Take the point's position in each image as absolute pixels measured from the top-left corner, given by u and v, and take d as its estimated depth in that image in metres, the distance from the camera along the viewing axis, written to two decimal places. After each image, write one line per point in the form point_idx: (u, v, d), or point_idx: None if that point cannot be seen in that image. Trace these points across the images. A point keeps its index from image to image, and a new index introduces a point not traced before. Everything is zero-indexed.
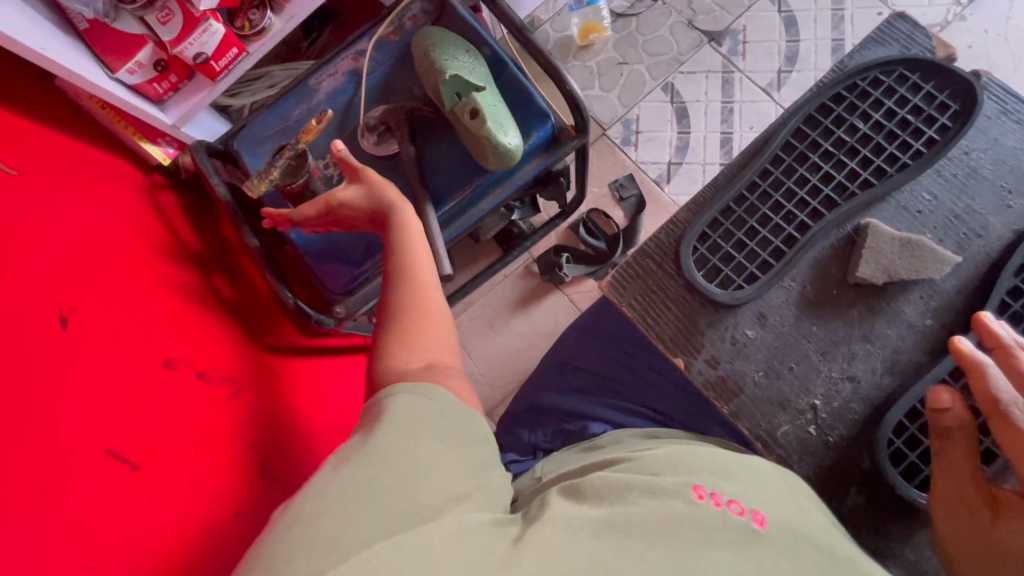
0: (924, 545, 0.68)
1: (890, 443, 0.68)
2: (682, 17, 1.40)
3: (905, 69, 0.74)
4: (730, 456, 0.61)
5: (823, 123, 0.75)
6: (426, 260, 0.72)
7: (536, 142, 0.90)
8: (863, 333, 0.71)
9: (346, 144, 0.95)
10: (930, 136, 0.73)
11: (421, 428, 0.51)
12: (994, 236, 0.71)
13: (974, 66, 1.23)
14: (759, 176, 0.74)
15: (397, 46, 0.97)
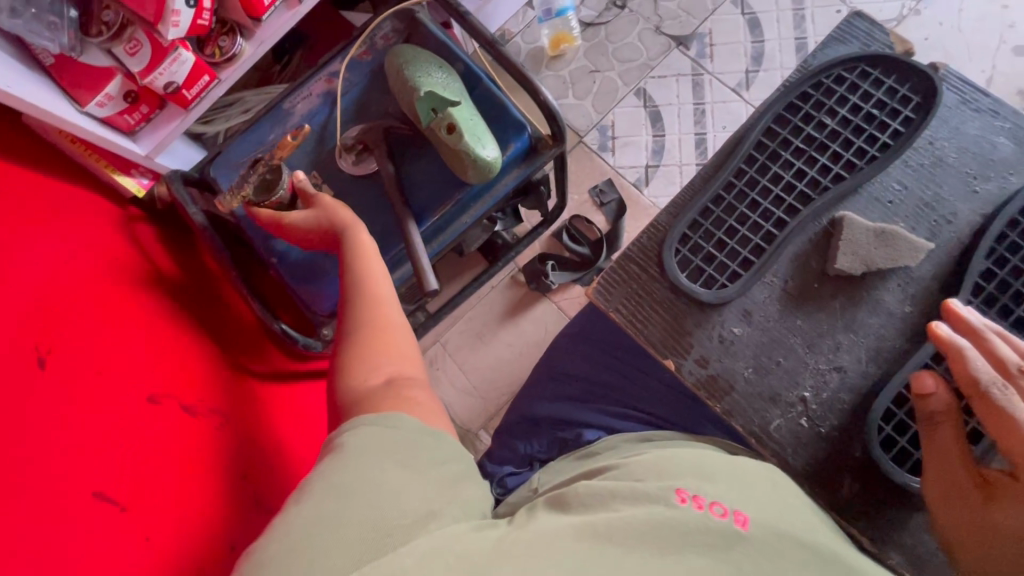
0: (922, 530, 0.67)
1: (879, 430, 0.68)
2: (650, 23, 1.43)
3: (868, 65, 0.77)
4: (716, 459, 0.62)
5: (791, 121, 0.77)
6: (380, 272, 0.72)
7: (515, 153, 0.91)
8: (846, 323, 0.72)
9: (324, 165, 0.94)
10: (895, 129, 0.75)
11: (391, 454, 0.51)
12: (964, 222, 0.73)
13: (931, 57, 1.27)
14: (734, 176, 0.76)
15: (370, 65, 0.98)
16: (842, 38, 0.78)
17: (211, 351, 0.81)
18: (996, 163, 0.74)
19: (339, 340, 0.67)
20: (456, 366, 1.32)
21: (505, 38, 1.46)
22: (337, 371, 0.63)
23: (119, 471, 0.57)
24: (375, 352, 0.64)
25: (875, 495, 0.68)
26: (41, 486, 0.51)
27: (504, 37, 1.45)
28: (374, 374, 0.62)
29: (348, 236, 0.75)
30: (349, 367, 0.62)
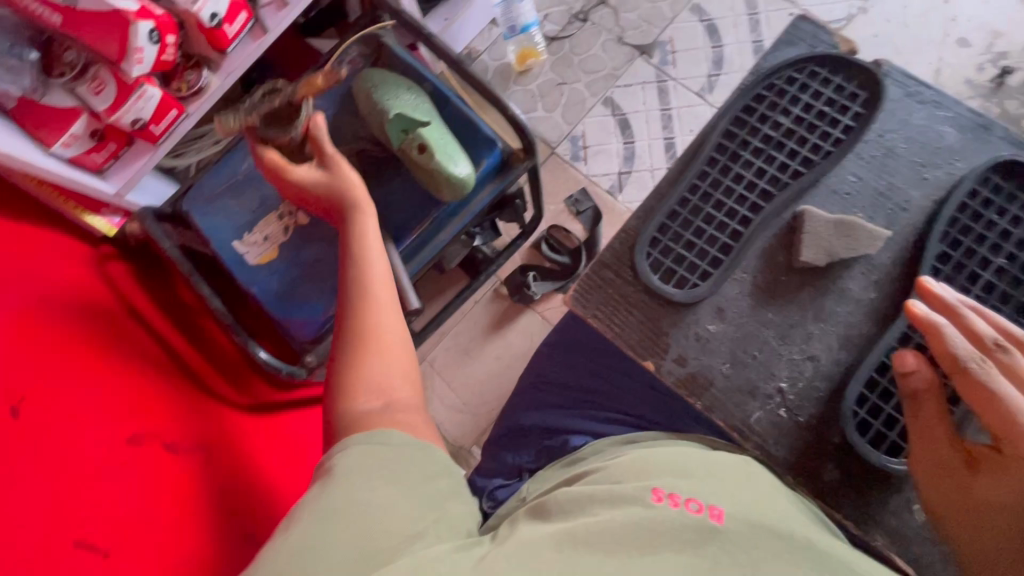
0: (903, 509, 0.66)
1: (855, 415, 0.67)
2: (612, 34, 1.47)
3: (815, 64, 0.74)
4: (691, 453, 0.62)
5: (749, 121, 0.74)
6: (381, 266, 0.68)
7: (487, 168, 0.92)
8: (815, 313, 0.71)
9: None
10: (846, 124, 0.72)
11: (380, 472, 0.52)
12: (918, 208, 0.71)
13: (882, 54, 1.33)
14: (697, 180, 0.73)
15: (340, 91, 0.99)
16: (790, 40, 0.76)
17: (191, 385, 0.81)
18: (946, 150, 0.72)
19: (339, 345, 0.63)
20: (445, 383, 1.32)
21: (473, 56, 1.48)
22: (331, 384, 0.61)
23: (101, 516, 0.56)
24: (375, 362, 0.61)
25: (857, 480, 0.67)
26: (18, 540, 0.51)
27: (472, 55, 1.48)
28: (376, 390, 0.59)
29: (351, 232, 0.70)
30: (344, 383, 0.60)
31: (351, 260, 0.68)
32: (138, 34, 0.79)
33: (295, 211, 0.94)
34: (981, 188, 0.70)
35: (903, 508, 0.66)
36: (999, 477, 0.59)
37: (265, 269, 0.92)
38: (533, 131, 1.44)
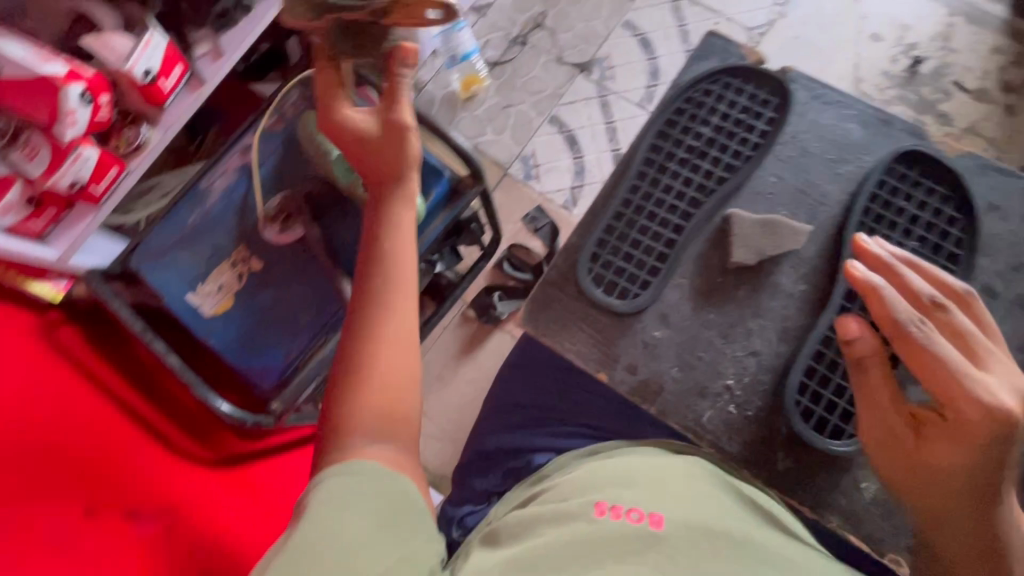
0: (852, 489, 0.68)
1: (799, 404, 0.67)
2: (551, 55, 1.51)
3: (726, 74, 0.74)
4: (636, 462, 0.66)
5: (671, 134, 0.73)
6: (406, 272, 0.63)
7: (437, 198, 0.93)
8: (753, 309, 0.71)
9: (251, 240, 0.95)
10: (762, 129, 0.73)
11: (353, 505, 0.54)
12: (835, 203, 0.72)
13: (803, 55, 1.41)
14: (628, 193, 0.72)
15: (283, 134, 0.98)
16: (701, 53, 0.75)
17: (150, 446, 0.78)
18: (852, 146, 0.74)
19: (351, 357, 0.60)
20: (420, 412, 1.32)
21: (418, 86, 1.50)
22: (337, 408, 0.59)
23: None
24: (380, 391, 0.58)
25: (807, 466, 0.67)
26: None
27: (416, 86, 1.50)
28: (375, 426, 0.58)
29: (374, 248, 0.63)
30: (349, 418, 0.58)
31: (375, 264, 0.63)
32: (69, 98, 0.79)
33: (247, 256, 0.94)
34: (887, 179, 0.71)
35: (852, 488, 0.68)
36: (939, 437, 0.60)
37: (221, 319, 0.91)
38: (484, 154, 1.46)
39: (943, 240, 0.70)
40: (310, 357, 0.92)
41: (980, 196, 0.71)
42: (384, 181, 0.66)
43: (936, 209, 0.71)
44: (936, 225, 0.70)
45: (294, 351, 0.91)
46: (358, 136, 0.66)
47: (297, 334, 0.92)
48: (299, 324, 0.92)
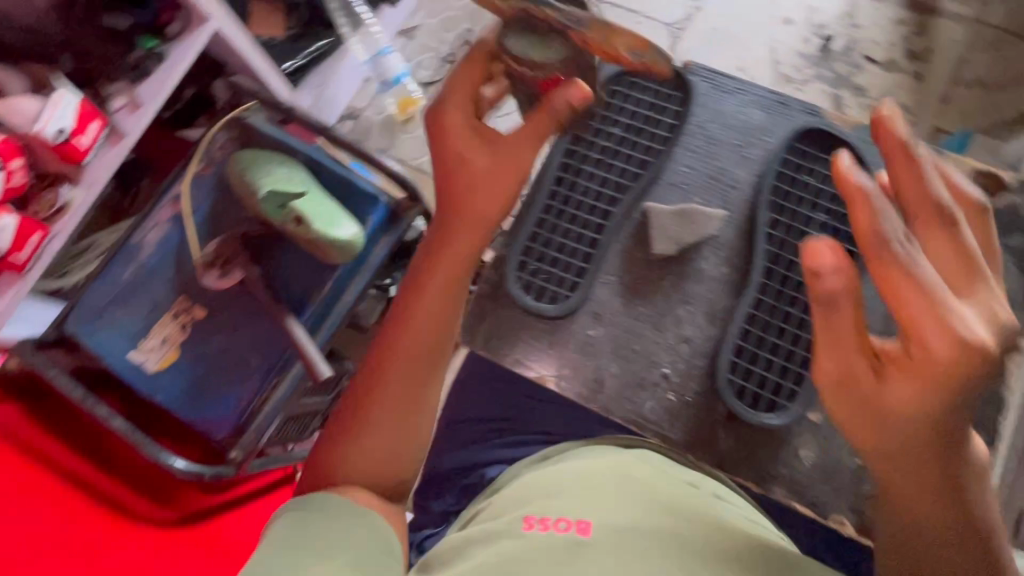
0: (792, 457, 0.65)
1: (732, 382, 0.67)
2: None
3: (630, 76, 0.76)
4: (623, 445, 0.60)
5: (583, 138, 0.75)
6: (443, 338, 0.59)
7: (375, 224, 0.93)
8: (681, 296, 0.71)
9: (191, 289, 0.93)
10: (669, 124, 0.76)
11: (303, 547, 0.50)
12: (746, 185, 0.74)
13: (723, 45, 1.47)
14: (549, 199, 0.73)
15: (213, 179, 0.97)
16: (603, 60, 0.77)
17: (94, 520, 0.73)
18: (753, 129, 0.76)
19: (360, 404, 0.58)
20: None
21: (355, 114, 1.51)
22: (342, 455, 0.58)
23: None
24: (383, 448, 0.58)
25: (747, 444, 0.65)
26: None
27: (353, 113, 1.51)
28: (370, 476, 0.58)
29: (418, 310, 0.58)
30: (356, 472, 0.57)
31: (411, 322, 0.58)
32: None
33: (188, 305, 0.92)
34: (790, 158, 0.73)
35: (793, 456, 0.65)
36: (919, 399, 0.40)
37: (167, 374, 0.89)
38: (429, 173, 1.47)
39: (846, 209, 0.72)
40: (263, 400, 0.90)
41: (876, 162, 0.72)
42: (454, 236, 0.57)
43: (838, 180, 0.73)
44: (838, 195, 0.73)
45: (246, 396, 0.90)
46: (463, 161, 0.54)
47: (247, 377, 0.90)
48: (249, 367, 0.91)
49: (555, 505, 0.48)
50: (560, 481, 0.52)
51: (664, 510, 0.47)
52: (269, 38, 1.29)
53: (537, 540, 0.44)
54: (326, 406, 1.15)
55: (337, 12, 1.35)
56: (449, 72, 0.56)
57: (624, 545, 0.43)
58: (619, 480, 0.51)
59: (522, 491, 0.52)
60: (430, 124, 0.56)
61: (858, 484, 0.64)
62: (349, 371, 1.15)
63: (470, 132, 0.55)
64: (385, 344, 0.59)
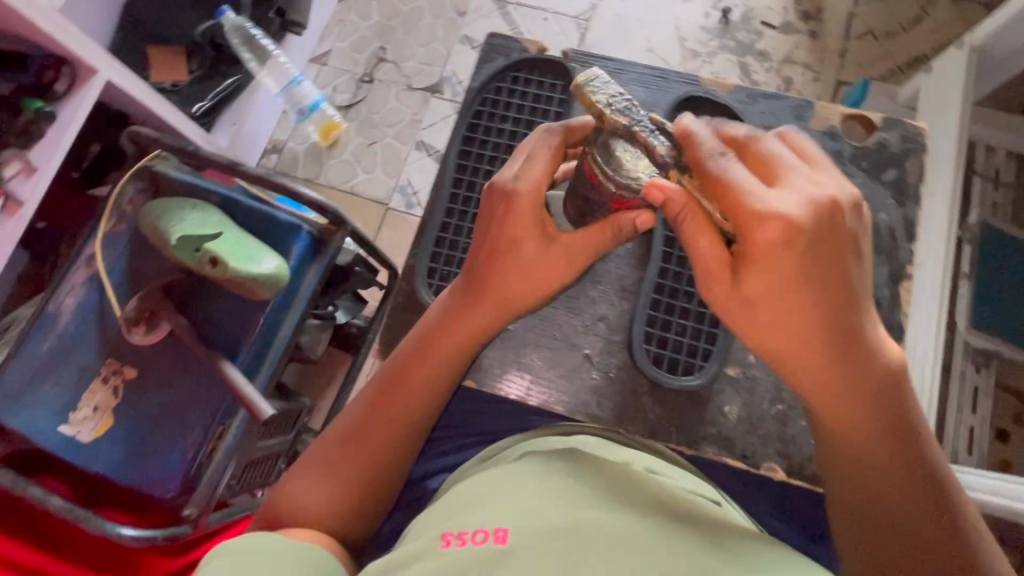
0: (720, 415, 0.66)
1: (648, 351, 0.68)
2: (401, 85, 1.53)
3: (513, 71, 0.75)
4: (559, 434, 0.59)
5: (475, 138, 0.73)
6: (426, 418, 0.62)
7: (300, 253, 0.92)
8: (592, 277, 0.71)
9: (117, 350, 0.90)
10: (557, 111, 0.74)
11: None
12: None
13: (630, 28, 1.51)
14: (450, 203, 0.71)
15: (128, 233, 0.94)
16: (484, 58, 0.76)
17: None
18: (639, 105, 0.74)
19: (349, 448, 0.60)
20: None
21: (278, 147, 1.50)
22: (306, 487, 0.59)
23: None
24: (351, 491, 0.59)
25: (671, 408, 0.66)
26: None
27: (276, 147, 1.49)
28: (337, 522, 0.59)
29: (419, 364, 0.61)
30: (322, 503, 0.58)
31: (408, 390, 0.61)
32: None
33: (117, 366, 0.89)
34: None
35: (720, 413, 0.66)
36: (762, 275, 0.45)
37: (104, 440, 0.86)
38: (361, 195, 1.46)
39: None
40: (211, 449, 0.86)
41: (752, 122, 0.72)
42: (466, 321, 0.60)
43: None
44: None
45: (191, 449, 0.86)
46: (513, 249, 0.56)
47: (189, 429, 0.87)
48: (190, 419, 0.87)
49: (473, 516, 0.45)
50: (480, 489, 0.48)
51: (587, 499, 0.45)
52: (172, 83, 1.24)
53: (453, 559, 0.41)
54: (288, 445, 1.13)
55: (240, 47, 1.24)
56: (534, 133, 0.58)
57: (541, 544, 0.40)
58: (539, 476, 0.48)
59: (439, 506, 0.49)
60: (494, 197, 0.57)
61: (782, 428, 0.66)
62: (306, 405, 1.13)
63: (539, 223, 0.56)
64: (382, 402, 0.61)
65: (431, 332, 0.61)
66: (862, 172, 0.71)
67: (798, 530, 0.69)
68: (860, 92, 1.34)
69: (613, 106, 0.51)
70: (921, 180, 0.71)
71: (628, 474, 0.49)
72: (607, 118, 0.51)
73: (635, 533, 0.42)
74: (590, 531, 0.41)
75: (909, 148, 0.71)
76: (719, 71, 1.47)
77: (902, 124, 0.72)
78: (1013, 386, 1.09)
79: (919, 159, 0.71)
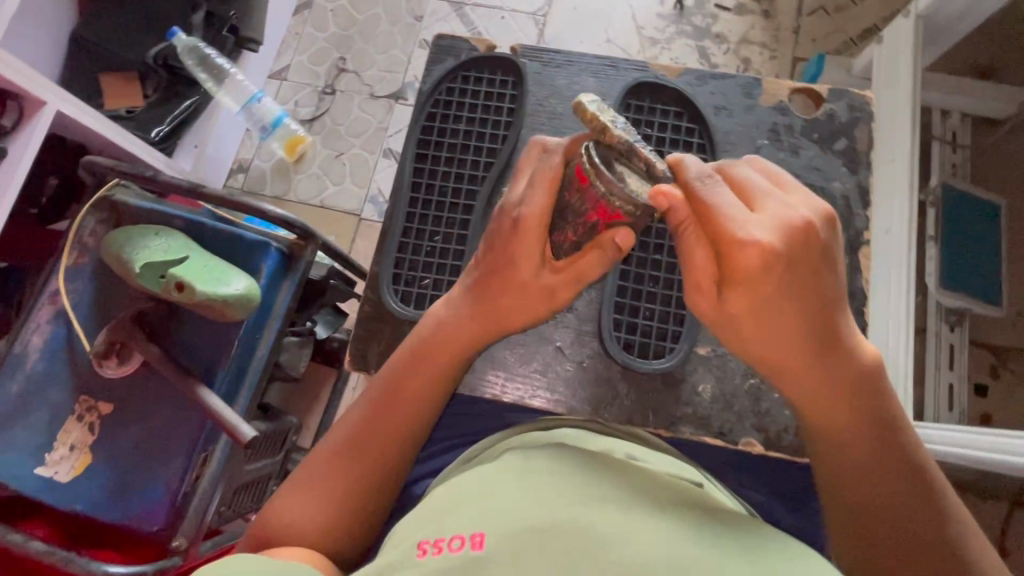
0: (695, 394, 0.67)
1: (618, 338, 0.68)
2: (364, 93, 1.51)
3: (463, 70, 0.75)
4: (541, 430, 0.59)
5: (430, 140, 0.73)
6: (417, 434, 0.60)
7: (270, 271, 0.91)
8: None
9: (89, 385, 0.88)
10: (509, 108, 0.74)
11: None
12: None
13: (588, 21, 1.51)
14: (410, 207, 0.71)
15: (91, 266, 0.92)
16: (434, 60, 0.76)
17: None
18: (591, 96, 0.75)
19: (338, 465, 0.58)
20: None
21: (244, 167, 1.48)
22: (295, 506, 0.56)
23: None
24: (345, 505, 0.57)
25: (646, 392, 0.67)
26: None
27: (242, 166, 1.48)
28: (328, 538, 0.56)
29: (412, 382, 0.59)
30: (311, 521, 0.56)
31: (400, 407, 0.59)
32: None
33: (91, 403, 0.87)
34: (627, 115, 0.73)
35: (695, 392, 0.67)
36: (743, 294, 0.46)
37: (83, 478, 0.85)
38: (332, 208, 1.44)
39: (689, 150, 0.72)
40: (195, 477, 0.85)
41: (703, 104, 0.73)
42: (463, 339, 0.59)
43: (675, 127, 0.73)
44: (680, 140, 0.72)
45: (174, 479, 0.84)
46: (513, 267, 0.57)
47: (169, 460, 0.85)
48: (170, 450, 0.86)
49: (450, 523, 0.44)
50: (457, 494, 0.48)
51: (564, 494, 0.45)
52: (127, 110, 1.20)
53: (430, 568, 0.40)
54: (278, 466, 1.11)
55: (194, 68, 1.22)
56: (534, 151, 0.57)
57: (517, 544, 0.40)
58: (517, 477, 0.47)
59: (416, 514, 0.48)
60: (499, 223, 0.58)
61: (757, 402, 0.66)
62: (293, 424, 1.12)
63: (539, 240, 0.55)
64: (375, 420, 0.59)
65: (425, 350, 0.59)
66: (813, 144, 0.72)
67: (781, 501, 0.69)
68: (817, 66, 1.36)
69: (615, 122, 0.49)
70: (871, 147, 0.72)
71: (604, 465, 0.49)
72: (611, 133, 0.48)
73: (609, 520, 0.42)
74: (565, 526, 0.42)
75: (857, 116, 0.73)
76: (678, 56, 1.48)
77: (848, 94, 0.73)
78: (987, 341, 1.12)
79: (867, 127, 0.72)
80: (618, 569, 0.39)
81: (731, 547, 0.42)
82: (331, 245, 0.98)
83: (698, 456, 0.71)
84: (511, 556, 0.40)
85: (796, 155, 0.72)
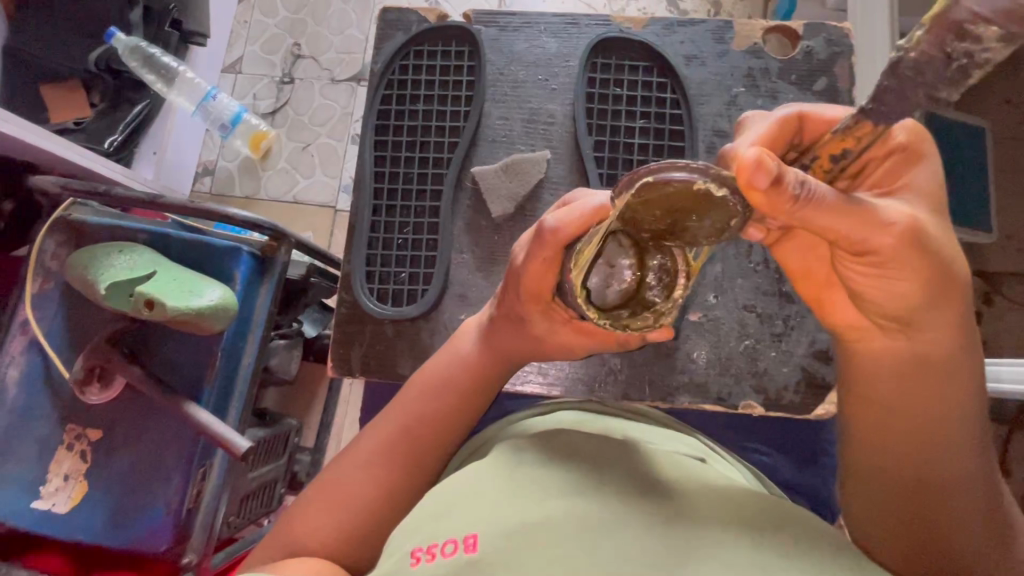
0: (690, 363, 0.66)
1: None
2: (323, 79, 1.44)
3: (415, 45, 0.70)
4: (539, 418, 0.57)
5: (388, 124, 0.69)
6: (423, 435, 0.56)
7: (245, 279, 0.87)
8: None
9: (76, 413, 0.86)
10: (468, 81, 0.70)
11: None
12: (563, 117, 0.70)
13: None
14: (375, 199, 0.67)
15: (58, 290, 0.88)
16: (383, 36, 0.71)
17: None
18: (554, 58, 0.71)
19: (353, 474, 0.55)
20: None
21: (209, 169, 1.42)
22: (312, 522, 0.53)
23: None
24: (360, 517, 0.53)
25: (640, 364, 0.65)
26: None
27: (208, 168, 1.42)
28: (351, 548, 0.53)
29: (424, 386, 0.57)
30: (332, 535, 0.52)
31: (404, 414, 0.56)
32: None
33: (79, 431, 0.85)
34: (594, 75, 0.69)
35: (690, 361, 0.66)
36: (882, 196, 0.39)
37: (82, 508, 0.84)
38: (306, 203, 1.39)
39: (664, 107, 0.69)
40: (196, 493, 0.84)
41: (673, 57, 0.69)
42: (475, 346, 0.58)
43: (645, 84, 0.69)
44: (652, 98, 0.69)
45: (174, 498, 0.83)
46: (525, 324, 0.56)
47: (167, 479, 0.83)
48: (166, 469, 0.84)
49: (441, 527, 0.43)
50: (448, 494, 0.46)
51: (558, 485, 0.44)
52: (76, 122, 1.13)
53: None
54: (285, 468, 1.10)
55: (140, 70, 1.16)
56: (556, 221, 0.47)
57: (516, 547, 0.39)
58: (508, 473, 0.46)
59: (410, 515, 0.46)
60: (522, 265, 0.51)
61: (753, 362, 0.65)
62: (294, 427, 1.10)
63: (543, 309, 0.54)
64: (392, 423, 0.56)
65: (447, 357, 0.59)
66: (792, 87, 0.69)
67: (783, 455, 0.69)
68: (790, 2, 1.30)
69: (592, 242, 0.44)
70: (853, 83, 0.68)
71: (599, 450, 0.48)
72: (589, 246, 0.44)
73: (600, 508, 0.41)
74: (556, 518, 0.40)
75: (836, 52, 0.69)
76: (646, 6, 1.41)
77: (826, 28, 0.69)
78: (980, 269, 1.10)
79: (848, 62, 0.69)
80: (617, 556, 0.38)
81: (730, 518, 0.41)
82: (306, 242, 0.94)
83: (699, 420, 0.70)
84: (504, 553, 0.39)
85: (775, 100, 0.69)
